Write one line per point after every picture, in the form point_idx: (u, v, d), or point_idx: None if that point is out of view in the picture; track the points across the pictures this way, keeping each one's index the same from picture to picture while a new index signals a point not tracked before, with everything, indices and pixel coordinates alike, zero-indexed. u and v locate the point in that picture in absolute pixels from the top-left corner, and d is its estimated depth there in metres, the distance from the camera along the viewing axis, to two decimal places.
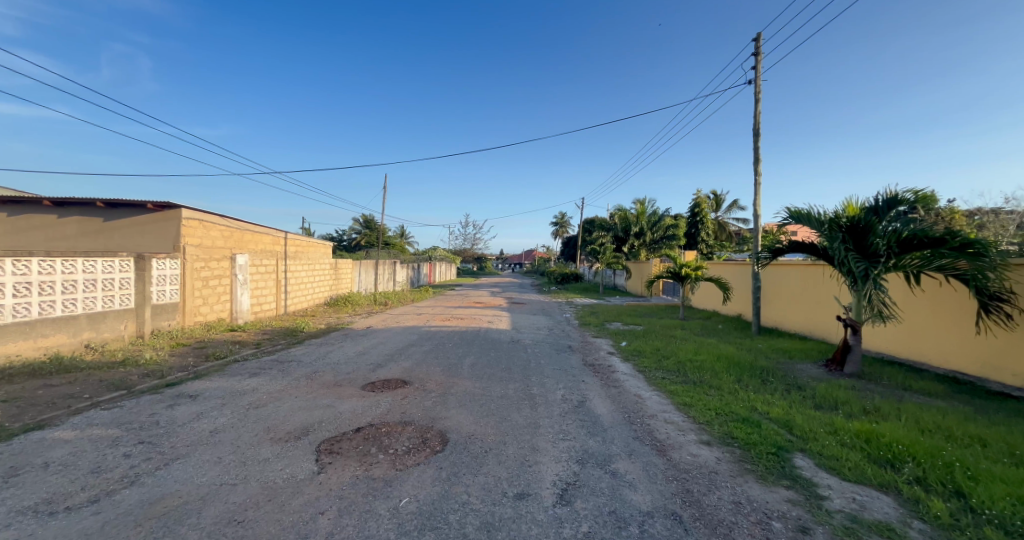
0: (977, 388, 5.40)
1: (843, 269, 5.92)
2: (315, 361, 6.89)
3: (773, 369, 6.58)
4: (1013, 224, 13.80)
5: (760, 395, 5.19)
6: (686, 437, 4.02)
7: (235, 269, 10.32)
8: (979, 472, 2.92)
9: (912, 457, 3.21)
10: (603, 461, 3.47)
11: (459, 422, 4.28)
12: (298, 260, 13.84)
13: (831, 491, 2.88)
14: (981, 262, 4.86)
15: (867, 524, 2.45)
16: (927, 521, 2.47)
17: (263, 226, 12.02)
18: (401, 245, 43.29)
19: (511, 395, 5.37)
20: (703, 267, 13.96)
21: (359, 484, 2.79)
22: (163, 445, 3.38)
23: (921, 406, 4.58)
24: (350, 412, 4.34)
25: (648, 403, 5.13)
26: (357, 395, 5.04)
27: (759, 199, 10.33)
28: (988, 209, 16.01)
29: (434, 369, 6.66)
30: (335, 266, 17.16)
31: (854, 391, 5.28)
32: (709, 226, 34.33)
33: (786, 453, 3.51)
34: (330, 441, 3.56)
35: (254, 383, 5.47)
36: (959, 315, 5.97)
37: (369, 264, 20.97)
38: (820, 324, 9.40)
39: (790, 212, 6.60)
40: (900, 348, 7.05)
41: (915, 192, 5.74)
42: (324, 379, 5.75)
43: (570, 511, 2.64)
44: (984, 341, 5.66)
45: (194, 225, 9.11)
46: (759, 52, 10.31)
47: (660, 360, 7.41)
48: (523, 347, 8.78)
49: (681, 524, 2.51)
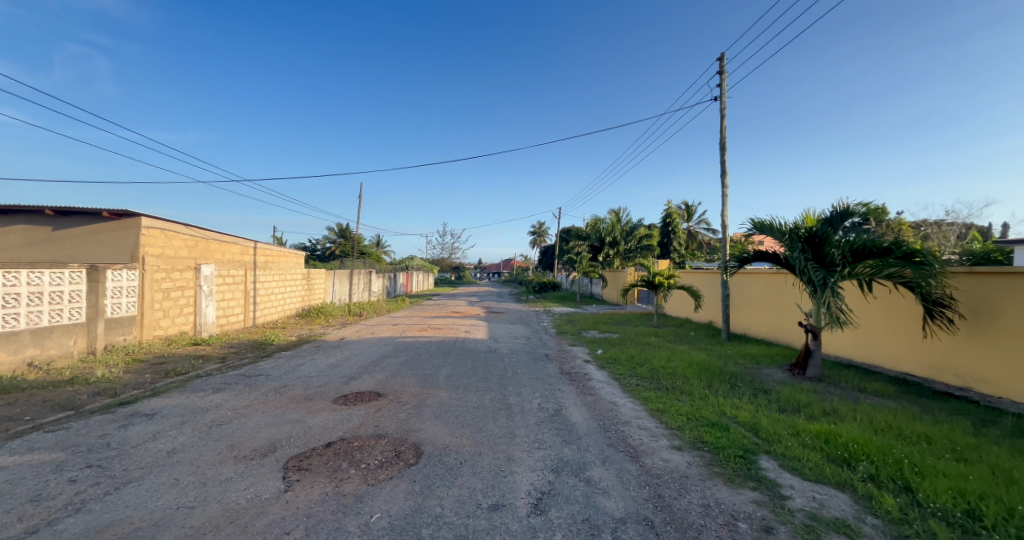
0: (923, 389, 5.75)
1: (804, 278, 6.20)
2: (284, 375, 6.65)
3: (741, 374, 6.79)
4: (954, 236, 14.93)
5: (728, 400, 5.36)
6: (658, 443, 4.10)
7: (200, 280, 9.90)
8: (924, 468, 3.11)
9: (865, 456, 3.39)
10: (577, 469, 3.51)
11: (433, 433, 4.24)
12: (268, 271, 13.39)
13: (793, 490, 3.00)
14: (925, 271, 5.23)
15: (826, 521, 2.57)
16: (880, 516, 2.60)
17: (230, 235, 11.58)
18: (376, 254, 42.29)
19: (487, 405, 5.35)
20: (675, 275, 14.31)
21: (328, 501, 2.72)
22: (114, 468, 3.18)
23: (874, 406, 4.85)
24: (321, 427, 4.22)
25: (623, 410, 5.22)
26: (328, 409, 4.90)
27: (726, 211, 10.77)
28: (933, 222, 17.29)
29: (408, 380, 6.55)
30: (307, 276, 16.72)
31: (815, 394, 5.53)
32: (681, 236, 35.36)
33: (752, 455, 3.64)
34: (298, 458, 3.44)
35: (217, 399, 5.24)
36: (908, 320, 6.35)
37: (344, 274, 20.60)
38: (785, 329, 9.79)
39: (753, 223, 6.89)
40: (856, 352, 7.42)
41: (866, 206, 6.08)
42: (294, 394, 5.56)
43: (544, 520, 2.65)
44: (930, 344, 6.03)
45: (155, 234, 8.68)
46: (724, 72, 10.88)
47: (634, 367, 7.55)
48: (501, 357, 8.78)
49: (652, 529, 2.56)
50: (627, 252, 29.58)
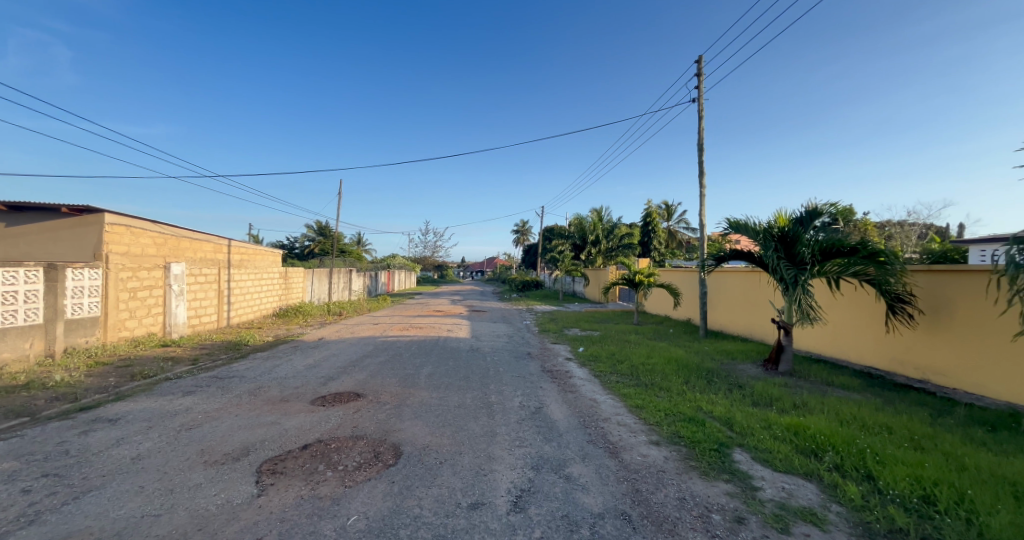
0: (886, 382, 6.01)
1: (776, 276, 6.41)
2: (259, 377, 6.48)
3: (717, 370, 6.97)
4: (916, 236, 15.66)
5: (705, 395, 5.49)
6: (637, 439, 4.17)
7: (170, 279, 9.53)
8: (884, 457, 3.26)
9: (831, 446, 3.53)
10: (557, 465, 3.54)
11: (413, 434, 4.19)
12: (243, 269, 13.00)
13: (764, 481, 3.10)
14: (887, 269, 5.49)
15: (793, 510, 2.66)
16: (843, 504, 2.71)
17: (202, 232, 11.18)
18: (356, 252, 41.57)
19: (468, 404, 5.33)
20: (655, 273, 14.55)
21: (303, 505, 2.66)
22: (72, 477, 3.04)
23: (840, 399, 5.04)
24: (297, 429, 4.13)
25: (602, 407, 5.29)
26: (305, 411, 4.80)
27: (704, 210, 11.01)
28: (897, 222, 18.12)
29: (389, 380, 6.47)
30: (285, 275, 16.32)
31: (786, 388, 5.72)
32: (661, 235, 35.98)
33: (726, 449, 3.74)
34: (272, 461, 3.35)
35: (187, 402, 5.06)
36: (872, 316, 6.63)
37: (323, 273, 20.19)
38: (759, 326, 10.08)
39: (729, 223, 7.07)
40: (825, 348, 7.70)
41: (834, 206, 6.27)
42: (269, 395, 5.42)
43: (524, 518, 2.66)
44: (892, 339, 6.30)
45: (119, 231, 8.31)
46: (701, 74, 11.10)
47: (615, 364, 7.65)
48: (483, 355, 8.77)
49: (630, 523, 2.60)
50: (608, 250, 29.92)
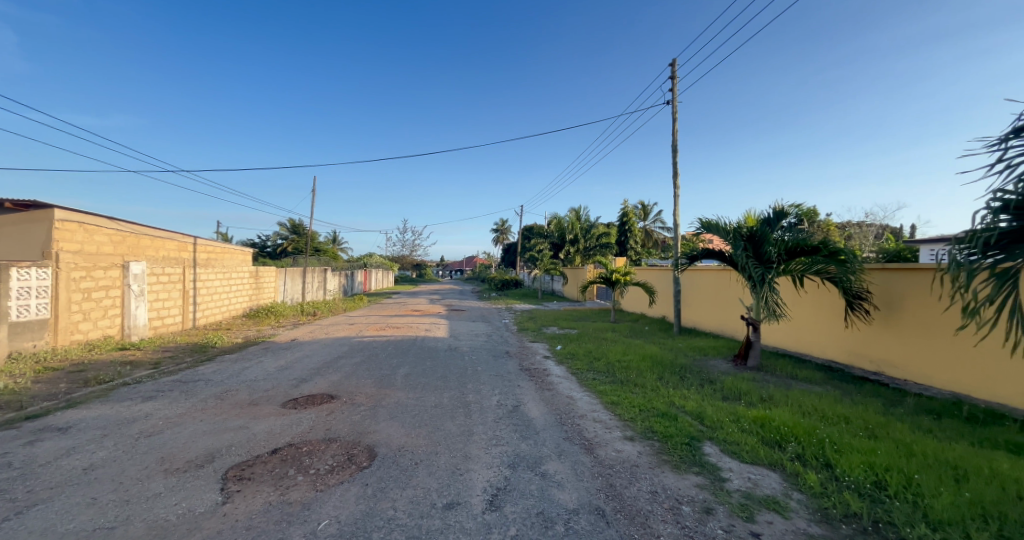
0: (846, 375, 6.30)
1: (745, 274, 6.63)
2: (226, 380, 6.24)
3: (689, 366, 7.15)
4: (873, 237, 16.54)
5: (678, 391, 5.63)
6: (612, 435, 4.24)
7: (128, 278, 9.06)
8: (842, 446, 3.42)
9: (794, 437, 3.68)
10: (533, 463, 3.56)
11: (388, 435, 4.13)
12: (210, 269, 12.50)
13: (731, 473, 3.21)
14: (847, 268, 5.76)
15: (758, 499, 2.76)
16: (804, 491, 2.84)
17: (164, 230, 10.68)
18: (331, 251, 40.61)
19: (445, 404, 5.29)
20: (631, 272, 14.81)
21: (271, 511, 2.59)
22: (15, 490, 2.85)
23: (803, 392, 5.27)
24: (267, 433, 4.01)
25: (579, 404, 5.35)
26: (275, 414, 4.66)
27: (678, 210, 11.27)
28: (856, 223, 19.10)
29: (364, 381, 6.35)
30: (255, 274, 15.78)
31: (754, 382, 5.93)
32: (637, 235, 36.68)
33: (696, 442, 3.85)
34: (238, 467, 3.23)
35: (146, 408, 4.82)
36: (833, 312, 6.94)
37: (297, 272, 19.63)
38: (730, 323, 10.41)
39: (701, 222, 7.25)
40: (790, 343, 8.01)
41: (799, 208, 6.52)
42: (236, 399, 5.23)
43: (499, 516, 2.66)
44: (851, 334, 6.61)
45: (71, 228, 7.83)
46: (675, 77, 11.35)
47: (591, 362, 7.75)
48: (461, 355, 8.72)
49: (603, 517, 2.64)
50: (586, 250, 30.29)
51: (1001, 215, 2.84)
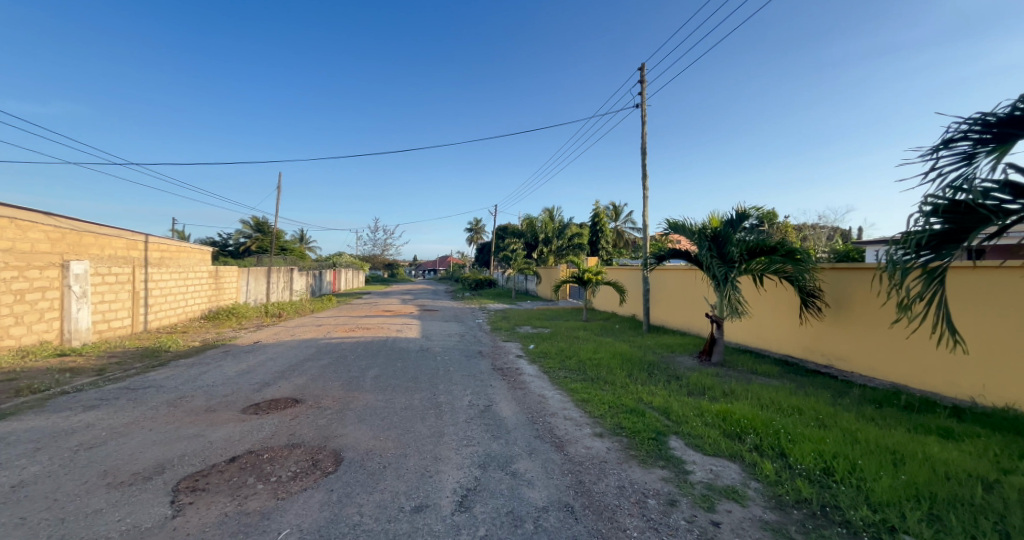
0: (801, 368, 6.64)
1: (710, 274, 6.86)
2: (180, 386, 5.91)
3: (657, 363, 7.35)
4: (826, 238, 17.54)
5: (645, 387, 5.77)
6: (582, 432, 4.29)
7: (69, 279, 8.42)
8: (796, 435, 3.60)
9: (753, 429, 3.85)
10: (504, 462, 3.55)
11: (356, 438, 4.03)
12: (164, 268, 11.79)
13: (695, 465, 3.31)
14: (802, 267, 6.07)
15: (718, 489, 2.87)
16: (760, 480, 2.97)
17: (110, 227, 9.99)
18: (298, 250, 39.23)
19: (415, 405, 5.21)
20: (602, 271, 15.07)
21: (227, 523, 2.47)
22: None
23: (762, 386, 5.51)
24: (224, 441, 3.82)
25: (550, 402, 5.39)
26: (234, 420, 4.45)
27: (646, 211, 11.56)
28: (812, 225, 20.18)
29: (331, 384, 6.16)
30: (215, 274, 15.03)
31: (717, 377, 6.15)
32: (609, 235, 37.39)
33: (662, 437, 3.96)
34: (192, 478, 3.06)
35: (88, 418, 4.49)
36: (790, 309, 7.30)
37: (261, 272, 18.85)
38: (696, 320, 10.76)
39: (668, 223, 7.45)
40: (751, 339, 8.37)
41: (759, 209, 6.80)
42: (191, 406, 4.96)
43: (469, 517, 2.64)
44: (806, 330, 6.98)
45: (1, 224, 7.20)
46: (644, 81, 11.63)
47: (563, 360, 7.83)
48: (433, 355, 8.61)
49: (572, 514, 2.67)
50: (559, 250, 30.59)
51: (932, 218, 3.06)
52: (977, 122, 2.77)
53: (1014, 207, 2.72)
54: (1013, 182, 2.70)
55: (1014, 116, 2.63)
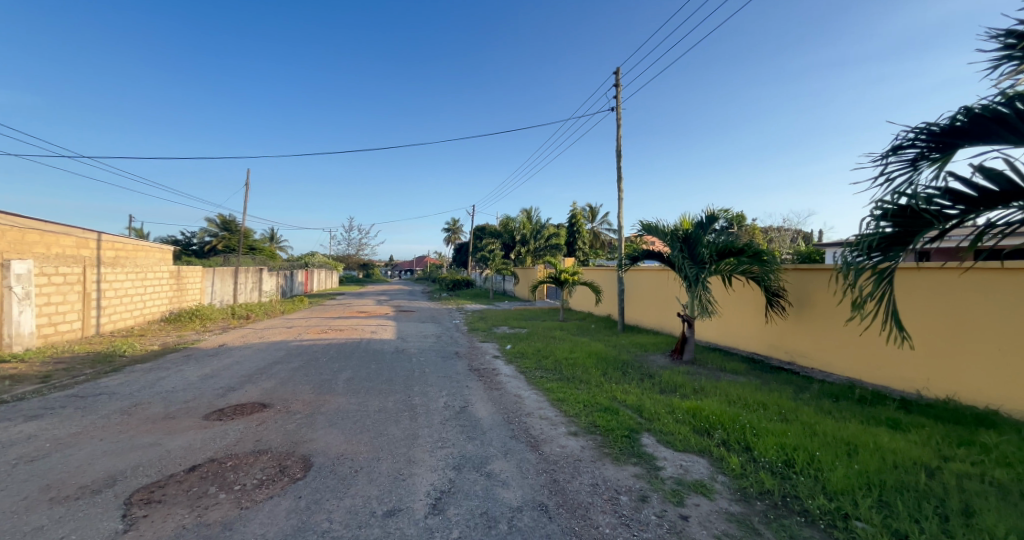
0: (767, 366, 6.90)
1: (682, 274, 7.03)
2: (135, 393, 5.59)
3: (631, 362, 7.48)
4: (791, 240, 18.32)
5: (619, 386, 5.87)
6: (557, 431, 4.32)
7: (11, 279, 7.84)
8: (761, 430, 3.73)
9: (721, 425, 3.96)
10: (479, 463, 3.53)
11: (326, 443, 3.91)
12: (119, 268, 11.16)
13: (666, 461, 3.39)
14: (768, 268, 6.31)
15: (688, 484, 2.95)
16: (727, 474, 3.07)
17: (58, 224, 9.37)
18: (268, 250, 37.92)
19: (389, 408, 5.11)
20: (578, 272, 15.23)
21: (184, 535, 2.35)
22: None
23: (730, 383, 5.69)
24: (184, 449, 3.64)
25: (526, 402, 5.40)
26: (195, 427, 4.25)
27: (621, 213, 11.75)
28: (778, 228, 21.03)
29: (300, 388, 5.96)
30: (177, 274, 14.32)
31: (688, 375, 6.32)
32: (586, 236, 37.86)
33: (635, 434, 4.03)
34: (147, 490, 2.90)
35: (30, 429, 4.19)
36: (756, 308, 7.57)
37: (227, 272, 18.11)
38: (669, 320, 11.02)
39: (642, 225, 7.60)
40: (721, 338, 8.63)
41: (729, 212, 7.02)
42: (147, 413, 4.70)
43: (442, 520, 2.61)
44: (771, 328, 7.25)
45: None
46: (619, 85, 11.85)
47: (540, 360, 7.86)
48: (408, 357, 8.48)
49: (546, 513, 2.68)
50: (537, 250, 30.74)
51: (882, 221, 3.23)
52: (923, 131, 2.94)
53: (953, 212, 2.90)
54: (952, 189, 2.88)
55: (956, 126, 2.79)
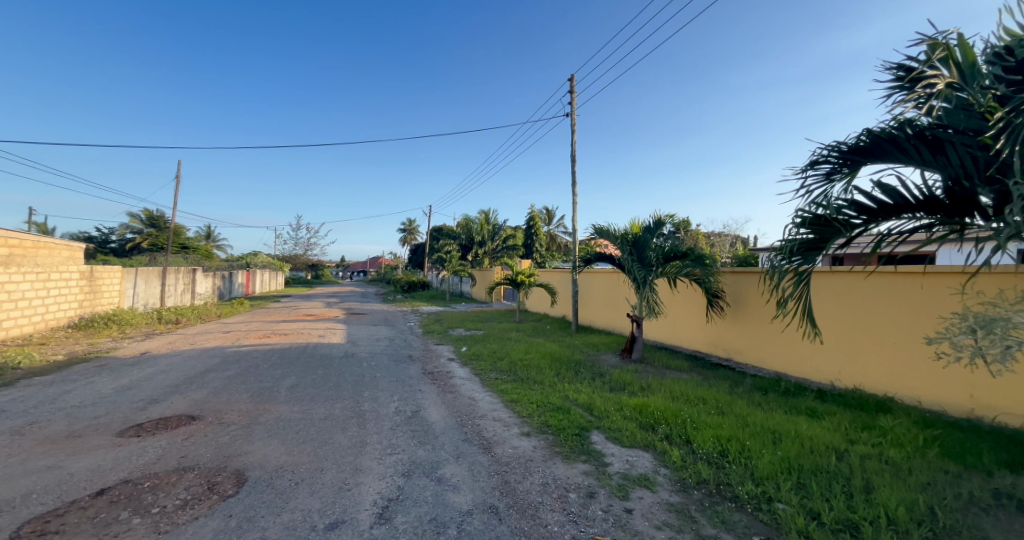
0: (708, 363, 7.31)
1: (631, 276, 7.30)
2: (32, 410, 4.92)
3: (583, 361, 7.65)
4: (731, 245, 19.61)
5: (572, 385, 5.98)
6: (510, 432, 4.32)
7: None
8: (701, 423, 3.94)
9: (665, 420, 4.15)
10: (429, 469, 3.45)
11: (264, 455, 3.66)
12: (15, 269, 9.81)
13: (613, 457, 3.49)
14: (708, 270, 6.71)
15: (633, 478, 3.05)
16: (669, 466, 3.21)
17: None
18: (203, 249, 35.06)
19: (336, 415, 4.87)
20: (534, 274, 15.39)
21: None
22: None
23: (674, 380, 5.97)
24: (91, 472, 3.25)
25: (480, 404, 5.36)
26: (106, 446, 3.81)
27: (575, 216, 12.01)
28: (720, 233, 22.42)
29: (236, 397, 5.54)
30: (90, 275, 12.84)
31: (636, 374, 6.55)
32: (542, 238, 38.36)
33: (586, 432, 4.12)
34: (42, 520, 2.56)
35: None
36: (699, 309, 8.00)
37: (153, 273, 16.52)
38: (620, 320, 11.39)
39: (595, 228, 7.82)
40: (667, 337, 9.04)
41: (674, 217, 7.37)
42: (47, 433, 4.16)
43: (389, 528, 2.52)
44: (711, 328, 7.69)
45: None
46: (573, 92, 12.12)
47: (494, 362, 7.83)
48: (358, 361, 8.14)
49: (496, 515, 2.67)
50: (494, 252, 30.70)
51: (802, 228, 3.55)
52: (833, 149, 3.22)
53: (858, 222, 3.23)
54: (856, 201, 3.19)
55: (860, 146, 3.09)
